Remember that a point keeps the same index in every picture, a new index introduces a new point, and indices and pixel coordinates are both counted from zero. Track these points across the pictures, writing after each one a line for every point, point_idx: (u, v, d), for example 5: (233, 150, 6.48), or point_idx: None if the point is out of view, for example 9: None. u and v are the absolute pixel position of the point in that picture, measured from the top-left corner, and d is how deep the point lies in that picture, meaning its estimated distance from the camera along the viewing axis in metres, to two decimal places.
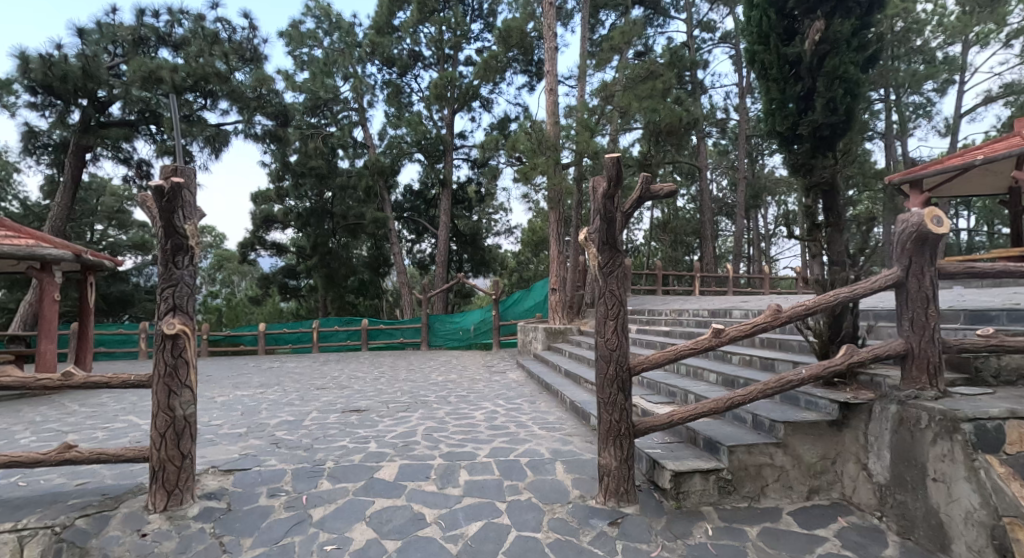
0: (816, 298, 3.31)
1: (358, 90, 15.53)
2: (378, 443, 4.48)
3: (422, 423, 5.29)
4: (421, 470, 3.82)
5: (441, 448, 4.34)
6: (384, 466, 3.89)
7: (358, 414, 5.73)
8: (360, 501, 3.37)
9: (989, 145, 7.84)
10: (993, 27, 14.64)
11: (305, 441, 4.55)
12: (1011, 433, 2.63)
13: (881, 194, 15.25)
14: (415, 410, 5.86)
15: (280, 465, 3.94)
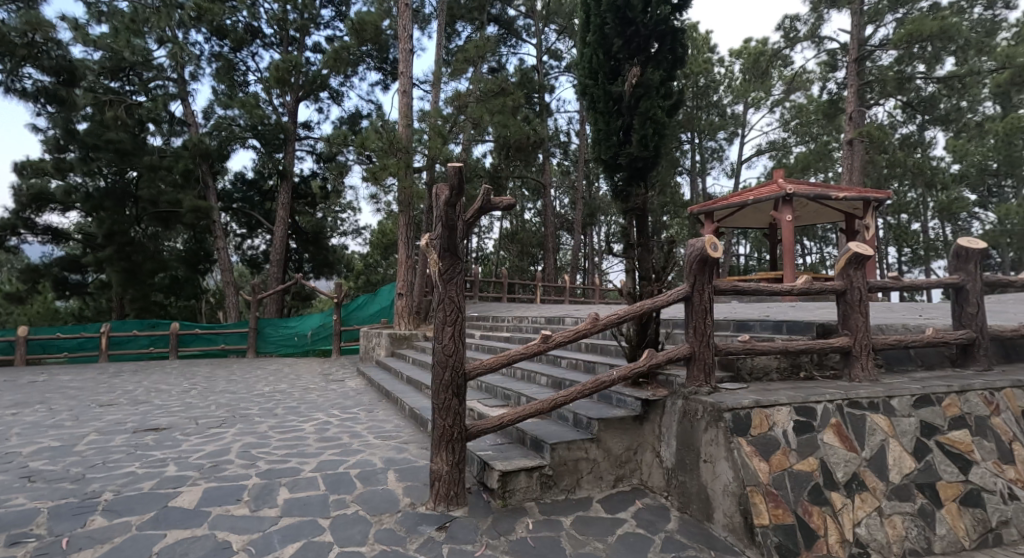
0: (627, 308, 3.76)
1: (176, 58, 13.76)
2: (177, 466, 4.06)
3: (238, 439, 4.88)
4: (230, 493, 3.56)
5: (258, 466, 4.07)
6: (180, 493, 3.55)
7: (155, 433, 5.09)
8: (147, 535, 3.02)
9: (758, 189, 9.58)
10: (765, 94, 17.99)
11: (72, 472, 3.93)
12: (755, 418, 3.25)
13: (688, 222, 17.70)
14: (230, 426, 5.38)
15: (32, 504, 3.37)
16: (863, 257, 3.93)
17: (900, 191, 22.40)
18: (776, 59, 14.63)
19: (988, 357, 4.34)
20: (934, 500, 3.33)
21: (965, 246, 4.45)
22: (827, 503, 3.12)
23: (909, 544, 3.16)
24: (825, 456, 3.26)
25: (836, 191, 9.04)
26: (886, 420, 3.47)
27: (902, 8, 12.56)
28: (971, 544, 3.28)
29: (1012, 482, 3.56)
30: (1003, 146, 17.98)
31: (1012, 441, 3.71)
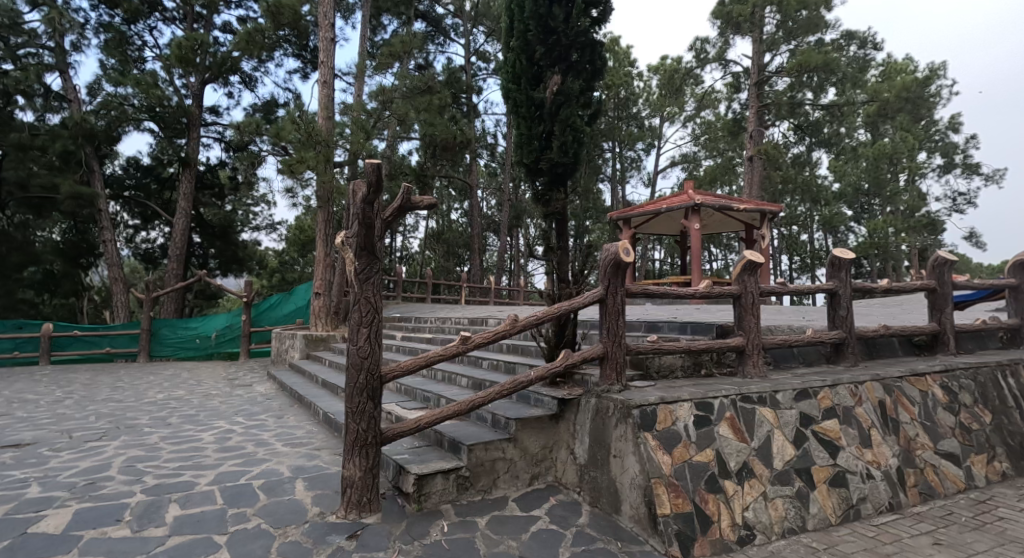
0: (545, 309, 3.84)
1: (54, 25, 12.39)
2: (44, 487, 3.67)
3: (123, 453, 4.49)
4: (109, 513, 3.27)
5: (144, 482, 3.77)
6: (47, 517, 3.21)
7: (19, 450, 4.57)
8: None
9: (671, 199, 10.12)
10: (680, 110, 19.05)
11: None
12: (660, 414, 3.45)
13: (608, 228, 18.34)
14: (113, 438, 4.94)
15: None
16: (755, 265, 4.29)
17: (793, 205, 24.54)
18: (689, 77, 15.54)
19: (855, 354, 4.87)
20: (808, 483, 3.68)
21: (838, 256, 4.97)
22: (720, 491, 3.37)
23: (789, 524, 3.46)
24: (720, 447, 3.51)
25: (738, 203, 9.76)
26: (771, 412, 3.82)
27: (794, 40, 13.81)
28: (838, 520, 3.64)
29: (870, 464, 4.01)
30: (875, 168, 20.26)
31: (871, 427, 4.19)
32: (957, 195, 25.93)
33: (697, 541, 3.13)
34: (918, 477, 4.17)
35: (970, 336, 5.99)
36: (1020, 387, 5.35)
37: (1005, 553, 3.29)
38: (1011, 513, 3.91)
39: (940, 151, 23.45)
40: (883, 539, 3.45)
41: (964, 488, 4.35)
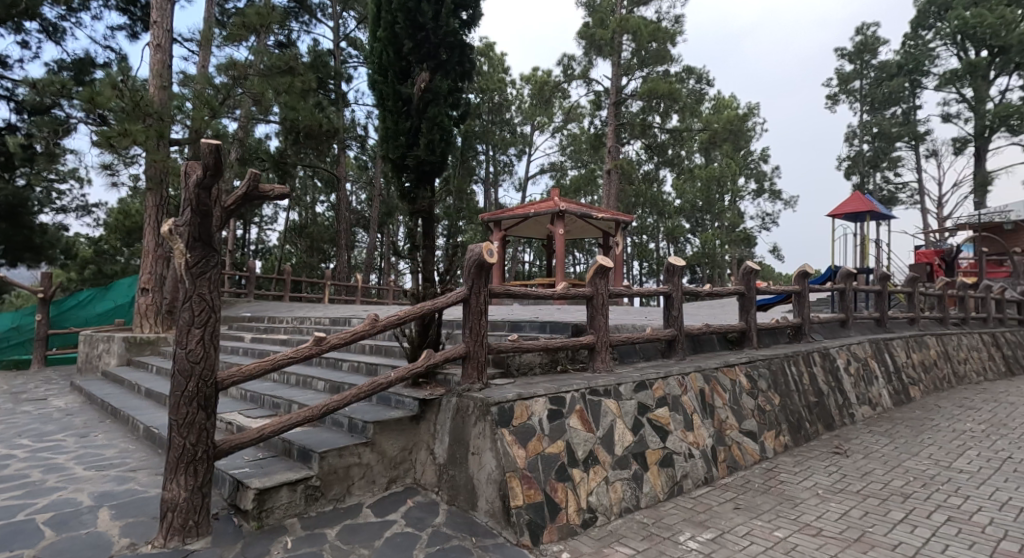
0: (408, 309, 3.72)
1: None
2: None
3: None
4: None
5: None
6: None
7: None
8: None
9: (539, 204, 10.53)
10: (550, 120, 19.95)
11: None
12: (517, 409, 3.57)
13: (480, 230, 18.59)
14: None
15: None
16: (606, 268, 4.63)
17: (644, 217, 26.96)
18: (556, 90, 16.35)
19: (684, 350, 5.50)
20: (643, 466, 4.08)
21: (672, 263, 5.54)
22: (568, 479, 3.58)
23: (625, 504, 3.80)
24: (570, 437, 3.74)
25: (597, 212, 10.46)
26: (614, 403, 4.16)
27: (646, 68, 15.24)
28: (665, 496, 4.09)
29: (691, 445, 4.55)
30: (706, 189, 23.13)
31: (693, 413, 4.76)
32: (766, 215, 30.56)
33: (546, 528, 3.29)
34: (727, 453, 4.85)
35: (768, 333, 7.07)
36: (801, 374, 6.46)
37: (784, 511, 3.99)
38: (790, 477, 4.74)
39: (755, 178, 27.42)
40: (698, 508, 3.96)
41: (758, 459, 5.14)
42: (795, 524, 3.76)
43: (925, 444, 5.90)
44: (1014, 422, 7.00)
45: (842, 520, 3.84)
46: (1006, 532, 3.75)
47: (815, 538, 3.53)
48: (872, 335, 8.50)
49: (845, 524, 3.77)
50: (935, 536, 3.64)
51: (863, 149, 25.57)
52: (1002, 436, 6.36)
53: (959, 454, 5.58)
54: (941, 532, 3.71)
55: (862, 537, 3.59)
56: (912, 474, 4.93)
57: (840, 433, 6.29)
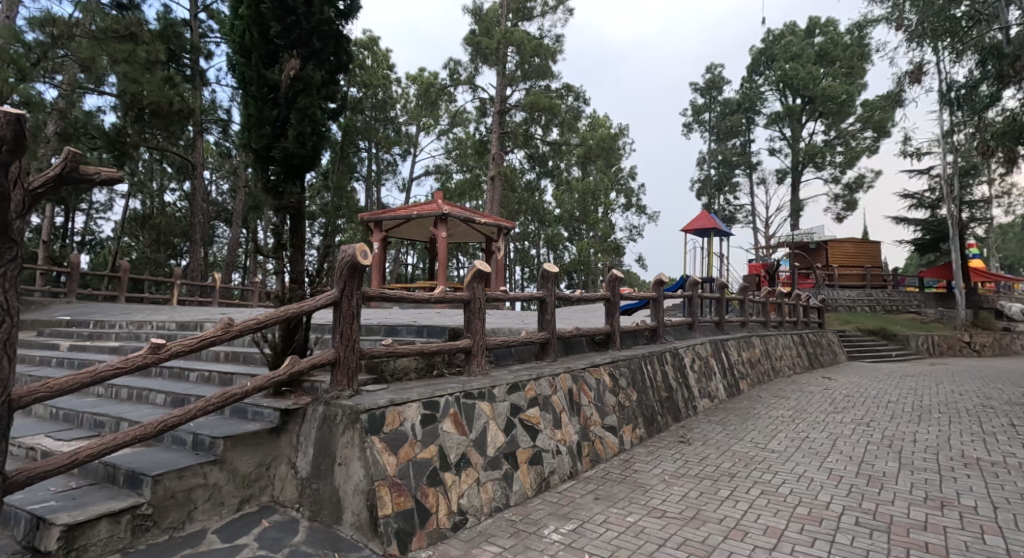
0: (268, 311, 3.38)
1: None
2: None
3: None
4: None
5: None
6: None
7: None
8: None
9: (422, 206, 10.34)
10: (434, 123, 19.82)
11: None
12: (388, 415, 3.45)
13: (358, 230, 17.90)
14: None
15: None
16: (484, 273, 4.67)
17: (525, 223, 27.72)
18: (442, 94, 16.24)
19: (555, 352, 5.73)
20: (513, 465, 4.22)
21: (547, 269, 5.76)
22: (440, 483, 3.55)
23: (495, 503, 3.91)
24: (443, 442, 3.71)
25: (480, 217, 10.52)
26: (487, 405, 4.22)
27: (529, 81, 15.63)
28: (532, 493, 4.28)
29: (559, 441, 4.79)
30: (583, 201, 24.42)
31: (561, 411, 5.01)
32: (633, 227, 33.02)
33: (415, 534, 3.24)
34: (590, 448, 5.18)
35: (629, 335, 7.62)
36: (656, 372, 7.05)
37: (636, 497, 4.40)
38: (642, 466, 5.21)
39: (624, 191, 29.48)
40: (562, 502, 4.21)
41: (617, 452, 5.55)
42: (644, 508, 4.18)
43: (751, 429, 6.78)
44: (813, 407, 8.29)
45: (681, 502, 4.34)
46: (802, 499, 4.45)
47: (659, 520, 3.95)
48: (712, 337, 9.53)
49: (684, 505, 4.27)
50: (751, 508, 4.24)
51: (711, 173, 28.74)
52: (803, 418, 7.49)
53: (772, 436, 6.46)
54: (756, 503, 4.33)
55: (697, 514, 4.09)
56: (738, 456, 5.63)
57: (685, 423, 7.00)
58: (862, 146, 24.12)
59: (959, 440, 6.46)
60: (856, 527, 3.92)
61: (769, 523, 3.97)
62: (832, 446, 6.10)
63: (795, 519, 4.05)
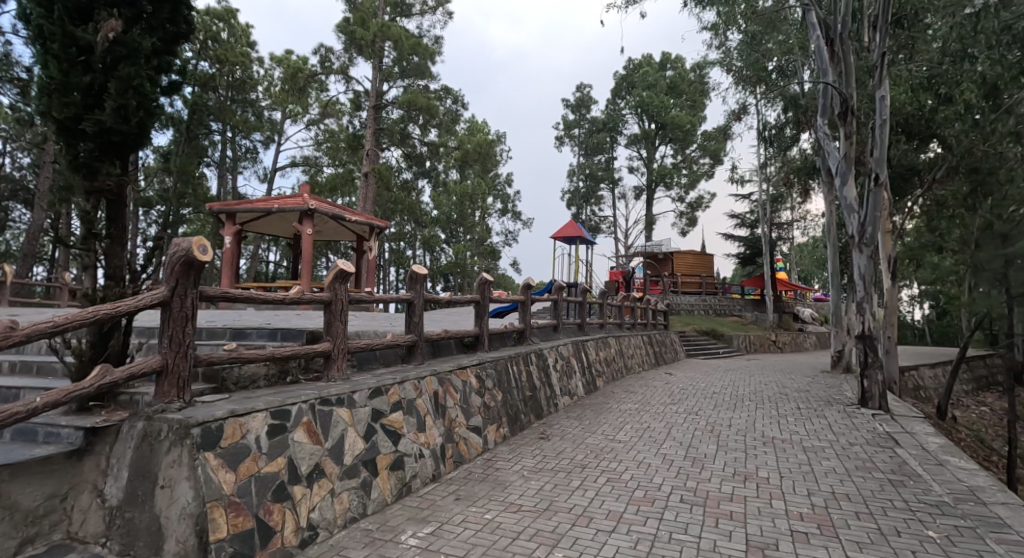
0: (71, 314, 2.83)
1: None
2: None
3: None
4: None
5: None
6: None
7: None
8: None
9: (284, 199, 9.59)
10: (301, 111, 18.58)
11: None
12: (227, 428, 3.10)
13: (207, 222, 16.17)
14: None
15: None
16: (347, 274, 4.41)
17: (399, 223, 27.09)
18: (312, 81, 15.24)
19: (422, 355, 5.64)
20: (371, 473, 4.07)
21: (416, 271, 5.63)
22: (287, 498, 3.31)
23: (350, 514, 3.74)
24: (293, 453, 3.45)
25: (350, 215, 10.01)
26: (346, 411, 4.00)
27: (407, 79, 15.34)
28: (391, 499, 4.18)
29: (422, 445, 4.73)
30: (460, 204, 24.43)
31: (426, 414, 4.93)
32: (508, 232, 33.90)
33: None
34: (454, 449, 5.19)
35: (497, 337, 7.74)
36: (521, 373, 7.23)
37: (495, 494, 4.48)
38: (504, 463, 5.35)
39: (499, 197, 30.09)
40: (422, 506, 4.16)
41: (480, 452, 5.64)
42: (502, 505, 4.26)
43: (604, 423, 7.26)
44: (656, 400, 9.12)
45: (537, 495, 4.50)
46: (641, 484, 4.84)
47: (515, 514, 4.06)
48: (574, 338, 10.05)
49: (539, 498, 4.43)
50: (597, 495, 4.52)
51: (579, 186, 30.42)
52: (647, 411, 8.21)
53: (621, 428, 6.98)
54: (602, 491, 4.63)
55: (549, 506, 4.27)
56: (590, 448, 5.99)
57: (546, 420, 7.30)
58: (702, 171, 27.13)
59: (765, 422, 7.52)
60: (681, 504, 4.37)
61: (611, 508, 4.27)
62: (669, 434, 6.75)
63: (633, 502, 4.40)
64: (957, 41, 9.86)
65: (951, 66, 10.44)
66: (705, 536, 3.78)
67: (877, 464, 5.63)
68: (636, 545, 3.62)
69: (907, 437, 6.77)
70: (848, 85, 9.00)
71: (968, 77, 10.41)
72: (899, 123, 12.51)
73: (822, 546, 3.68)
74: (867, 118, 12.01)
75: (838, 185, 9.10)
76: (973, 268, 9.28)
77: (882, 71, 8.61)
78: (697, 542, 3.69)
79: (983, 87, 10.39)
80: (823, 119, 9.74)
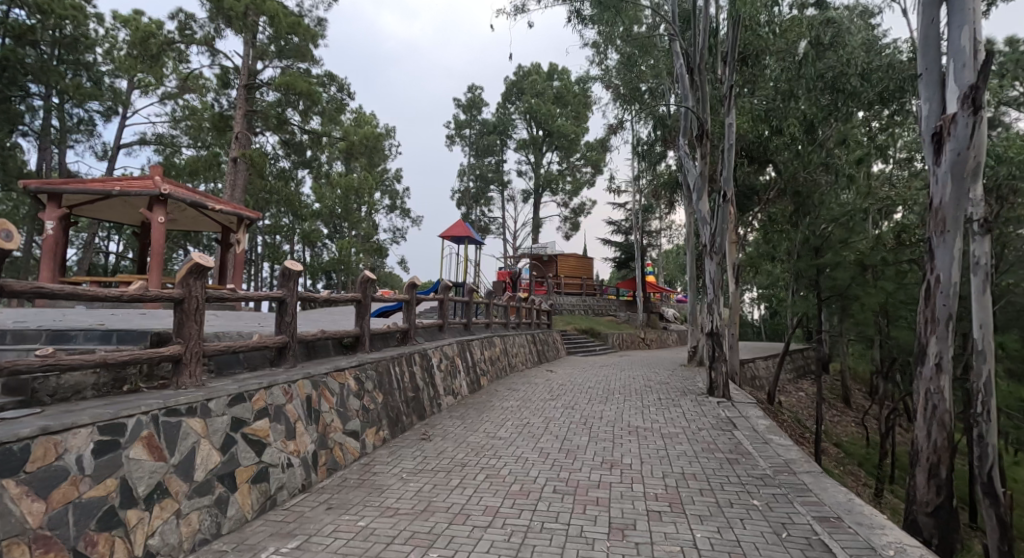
0: None
1: None
2: None
3: None
4: None
5: None
6: None
7: None
8: None
9: (129, 180, 8.44)
10: (152, 82, 16.55)
11: None
12: (36, 449, 2.59)
13: (28, 202, 13.76)
14: None
15: None
16: (204, 269, 3.94)
17: (275, 216, 25.20)
18: (167, 49, 13.58)
19: (294, 357, 5.25)
20: (229, 487, 3.68)
21: (289, 266, 5.23)
22: (118, 525, 2.87)
23: (200, 536, 3.35)
24: (127, 473, 3.00)
25: (213, 204, 9.02)
26: (200, 422, 3.58)
27: (285, 60, 14.28)
28: (252, 516, 3.82)
29: (291, 453, 4.39)
30: (345, 198, 23.25)
31: (296, 420, 4.58)
32: (395, 229, 33.03)
33: None
34: (328, 456, 4.90)
35: (380, 337, 7.43)
36: (403, 373, 7.00)
37: (370, 500, 4.29)
38: (383, 467, 5.15)
39: (388, 194, 29.28)
40: (288, 519, 3.85)
41: (357, 456, 5.38)
42: (377, 510, 4.08)
43: (486, 420, 7.28)
44: (536, 396, 9.35)
45: (415, 496, 4.37)
46: (519, 478, 4.89)
47: (390, 518, 3.90)
48: (458, 337, 9.96)
49: (417, 499, 4.30)
50: (475, 492, 4.49)
51: (469, 186, 30.48)
52: (528, 407, 8.38)
53: (503, 425, 7.03)
54: (481, 487, 4.61)
55: (427, 506, 4.16)
56: (471, 446, 5.95)
57: (429, 421, 7.15)
58: (585, 178, 28.48)
59: (631, 413, 8.01)
60: (553, 494, 4.47)
61: (488, 503, 4.25)
62: (547, 428, 6.93)
63: (509, 496, 4.43)
64: (786, 82, 12.00)
65: (781, 102, 12.16)
66: (574, 523, 3.90)
67: (718, 444, 6.26)
68: (510, 537, 3.62)
69: (742, 420, 7.63)
70: (703, 111, 9.93)
71: (793, 114, 12.17)
72: (743, 149, 13.81)
73: (672, 522, 3.97)
74: (718, 141, 13.32)
75: (694, 200, 10.00)
76: (796, 274, 10.71)
77: (730, 101, 9.64)
78: (567, 529, 3.80)
79: (803, 124, 12.27)
80: (684, 140, 10.57)
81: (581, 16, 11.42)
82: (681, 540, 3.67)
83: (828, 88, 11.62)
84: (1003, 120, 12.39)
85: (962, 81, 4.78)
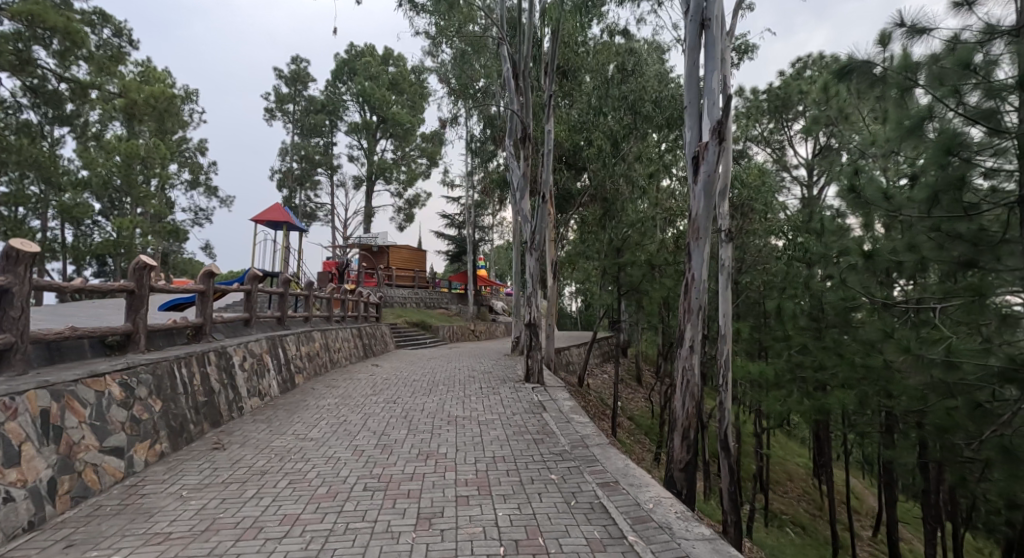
0: None
1: None
2: None
3: None
4: None
5: None
6: None
7: None
8: None
9: None
10: None
11: None
12: None
13: None
14: None
15: None
16: None
17: (20, 182, 19.99)
18: None
19: (24, 363, 4.08)
20: None
21: (17, 245, 4.04)
22: None
23: None
24: None
25: None
26: None
27: None
28: None
29: (11, 485, 3.38)
30: (127, 167, 19.13)
31: (23, 442, 3.55)
32: (198, 210, 28.79)
33: None
34: (72, 482, 3.90)
35: (161, 334, 6.25)
36: (191, 375, 5.94)
37: (131, 527, 3.51)
38: (154, 488, 4.29)
39: (188, 167, 25.42)
40: None
41: (120, 478, 4.42)
42: (139, 538, 3.35)
43: (294, 422, 6.58)
44: (357, 392, 8.80)
45: (194, 516, 3.70)
46: (324, 480, 4.46)
47: (156, 546, 3.22)
48: (269, 333, 8.91)
49: (196, 519, 3.64)
50: (272, 501, 3.96)
51: (292, 166, 27.99)
52: (347, 404, 7.82)
53: (315, 425, 6.41)
54: (280, 495, 4.09)
55: (209, 525, 3.54)
56: (273, 451, 5.30)
57: (225, 428, 6.23)
58: (419, 170, 28.09)
59: (452, 403, 7.95)
60: (362, 493, 4.15)
61: (287, 511, 3.78)
62: (363, 425, 6.51)
63: (312, 500, 4.00)
64: (597, 99, 13.31)
65: (592, 117, 13.43)
66: (381, 518, 3.64)
67: (529, 427, 6.49)
68: (308, 544, 3.24)
69: (551, 402, 8.07)
70: (527, 114, 10.29)
71: (602, 128, 13.29)
72: (562, 156, 14.71)
73: (479, 505, 3.94)
74: (537, 145, 13.98)
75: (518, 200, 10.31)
76: (602, 271, 11.73)
77: (551, 108, 10.11)
78: (373, 526, 3.52)
79: (610, 140, 13.28)
80: (509, 141, 10.82)
81: (415, 3, 11.10)
82: (484, 521, 3.64)
83: (629, 109, 13.17)
84: (748, 151, 15.07)
85: (712, 115, 5.57)
